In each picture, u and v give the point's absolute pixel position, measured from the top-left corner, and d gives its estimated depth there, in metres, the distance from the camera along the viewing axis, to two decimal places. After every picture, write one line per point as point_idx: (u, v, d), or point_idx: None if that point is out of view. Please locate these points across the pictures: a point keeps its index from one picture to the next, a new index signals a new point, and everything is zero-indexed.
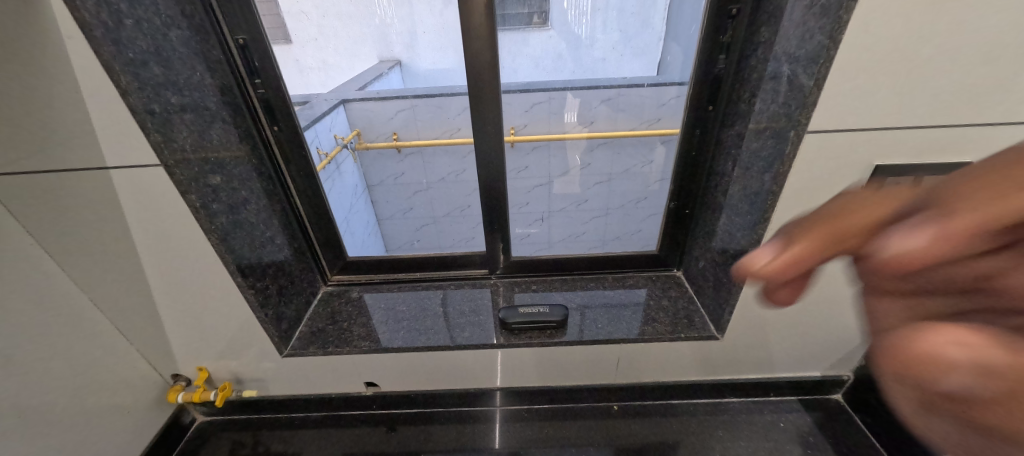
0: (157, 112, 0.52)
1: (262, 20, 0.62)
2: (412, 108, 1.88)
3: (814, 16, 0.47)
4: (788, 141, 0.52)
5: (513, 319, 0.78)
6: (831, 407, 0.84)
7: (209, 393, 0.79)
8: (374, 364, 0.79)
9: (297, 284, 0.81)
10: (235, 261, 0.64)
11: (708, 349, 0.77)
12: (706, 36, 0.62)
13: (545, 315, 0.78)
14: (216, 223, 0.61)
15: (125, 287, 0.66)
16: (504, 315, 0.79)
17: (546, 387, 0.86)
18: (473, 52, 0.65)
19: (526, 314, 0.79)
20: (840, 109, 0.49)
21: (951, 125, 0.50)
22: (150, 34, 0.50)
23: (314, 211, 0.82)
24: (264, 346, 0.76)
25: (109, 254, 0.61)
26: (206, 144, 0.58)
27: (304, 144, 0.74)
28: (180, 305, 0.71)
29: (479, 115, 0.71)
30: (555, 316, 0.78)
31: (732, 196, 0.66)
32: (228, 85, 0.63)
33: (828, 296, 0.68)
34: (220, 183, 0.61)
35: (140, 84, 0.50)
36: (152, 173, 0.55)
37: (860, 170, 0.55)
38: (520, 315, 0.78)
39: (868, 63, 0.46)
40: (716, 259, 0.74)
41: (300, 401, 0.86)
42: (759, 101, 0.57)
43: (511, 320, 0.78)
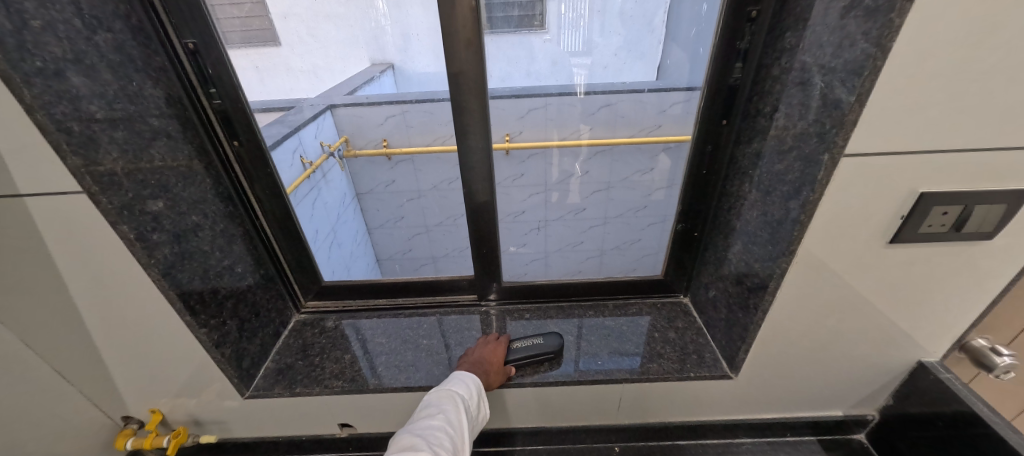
0: (76, 130, 0.44)
1: (216, 22, 0.54)
2: (403, 114, 1.73)
3: (855, 20, 0.40)
4: (821, 166, 0.45)
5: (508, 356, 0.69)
6: (855, 449, 0.77)
7: (162, 438, 0.71)
8: (349, 405, 0.71)
9: (263, 315, 0.73)
10: (182, 296, 0.56)
11: (720, 389, 0.70)
12: (722, 42, 0.54)
13: (543, 347, 0.70)
14: (158, 256, 0.53)
15: (57, 327, 0.57)
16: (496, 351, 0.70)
17: (541, 427, 0.78)
18: (456, 60, 0.57)
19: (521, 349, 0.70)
20: (883, 130, 0.42)
21: (1013, 148, 0.43)
22: (67, 38, 0.43)
23: (283, 234, 0.73)
24: (225, 386, 0.68)
25: (35, 292, 0.53)
26: (142, 164, 0.50)
27: (269, 160, 0.66)
28: (126, 344, 0.62)
29: (464, 129, 0.64)
30: (553, 347, 0.71)
31: (749, 221, 0.59)
32: (176, 96, 0.55)
33: (853, 332, 0.61)
34: (163, 209, 0.53)
35: (51, 97, 0.42)
36: (75, 201, 0.47)
37: (900, 199, 0.47)
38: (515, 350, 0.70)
39: (921, 76, 0.39)
40: (729, 290, 0.66)
41: (268, 443, 0.78)
42: (786, 117, 0.50)
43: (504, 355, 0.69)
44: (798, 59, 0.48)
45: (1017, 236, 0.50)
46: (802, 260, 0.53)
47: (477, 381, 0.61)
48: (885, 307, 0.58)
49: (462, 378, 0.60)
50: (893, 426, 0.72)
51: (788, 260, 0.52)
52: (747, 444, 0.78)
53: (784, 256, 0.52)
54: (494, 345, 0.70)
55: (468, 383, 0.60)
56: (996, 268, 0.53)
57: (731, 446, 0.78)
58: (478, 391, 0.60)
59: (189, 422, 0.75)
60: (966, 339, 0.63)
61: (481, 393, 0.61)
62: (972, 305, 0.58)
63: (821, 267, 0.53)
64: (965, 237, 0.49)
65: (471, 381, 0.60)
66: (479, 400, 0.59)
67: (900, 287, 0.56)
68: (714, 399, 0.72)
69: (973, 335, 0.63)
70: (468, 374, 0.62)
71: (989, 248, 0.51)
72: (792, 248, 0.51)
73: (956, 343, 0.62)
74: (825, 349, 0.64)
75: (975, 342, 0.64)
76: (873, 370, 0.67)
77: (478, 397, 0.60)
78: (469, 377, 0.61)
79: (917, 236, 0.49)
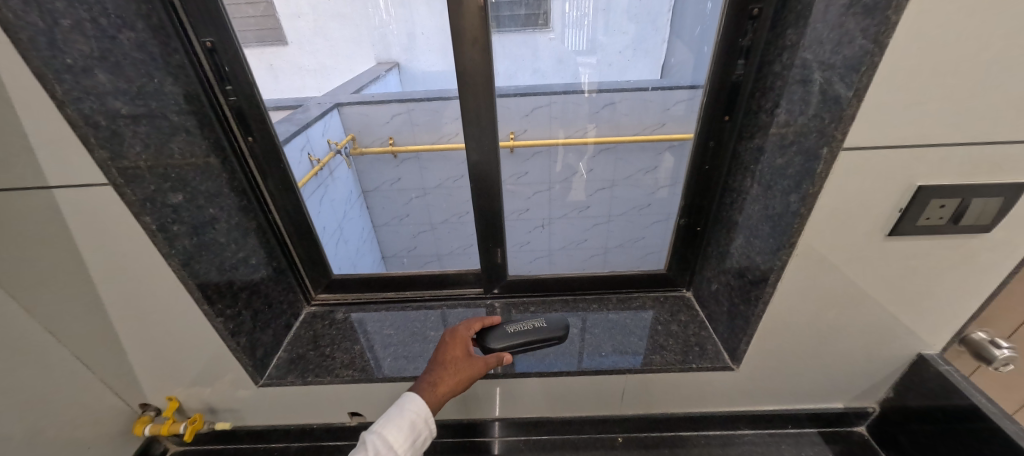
0: (102, 125, 0.46)
1: (232, 22, 0.56)
2: (408, 112, 1.75)
3: (853, 17, 0.41)
4: (820, 159, 0.46)
5: (499, 342, 0.63)
6: (855, 441, 0.78)
7: (179, 425, 0.74)
8: (358, 394, 0.73)
9: (275, 307, 0.75)
10: (200, 286, 0.58)
11: (722, 381, 0.71)
12: (724, 40, 0.55)
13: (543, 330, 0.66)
14: (177, 247, 0.55)
15: (79, 315, 0.60)
16: (485, 336, 0.64)
17: (545, 417, 0.80)
18: (464, 57, 0.59)
19: (517, 332, 0.65)
20: (882, 124, 0.43)
21: (1009, 142, 0.43)
22: (95, 36, 0.45)
23: (294, 228, 0.75)
24: (239, 375, 0.70)
25: (61, 281, 0.56)
26: (164, 158, 0.52)
27: (282, 155, 0.68)
28: (144, 334, 0.65)
29: (471, 125, 0.65)
30: (556, 331, 0.67)
31: (751, 215, 0.60)
32: (194, 93, 0.57)
33: (853, 324, 0.62)
34: (182, 201, 0.55)
35: (80, 93, 0.44)
36: (100, 193, 0.49)
37: (899, 192, 0.48)
38: (509, 333, 0.64)
39: (918, 72, 0.40)
40: (731, 283, 0.67)
41: (280, 432, 0.80)
42: (787, 113, 0.51)
43: (489, 343, 0.63)
44: (798, 56, 0.49)
45: (1015, 229, 0.50)
46: (802, 253, 0.54)
47: (414, 408, 0.53)
48: (885, 299, 0.59)
49: (394, 412, 0.53)
50: (894, 418, 0.73)
51: (789, 252, 0.54)
52: (749, 436, 0.80)
53: (784, 249, 0.53)
54: (457, 341, 0.61)
55: (396, 420, 0.52)
56: (994, 261, 0.54)
57: (732, 437, 0.80)
58: (411, 426, 0.53)
59: (204, 409, 0.77)
60: (966, 331, 0.64)
61: (420, 420, 0.53)
62: (972, 298, 0.58)
63: (821, 259, 0.55)
64: (963, 230, 0.50)
65: (402, 417, 0.53)
66: (414, 433, 0.53)
67: (900, 280, 0.57)
68: (716, 391, 0.73)
69: (972, 328, 0.64)
70: (406, 398, 0.54)
71: (987, 240, 0.52)
72: (793, 241, 0.52)
73: (956, 335, 0.63)
74: (825, 341, 0.65)
75: (974, 335, 0.64)
76: (874, 363, 0.68)
77: (413, 428, 0.53)
78: (403, 407, 0.54)
79: (916, 229, 0.51)
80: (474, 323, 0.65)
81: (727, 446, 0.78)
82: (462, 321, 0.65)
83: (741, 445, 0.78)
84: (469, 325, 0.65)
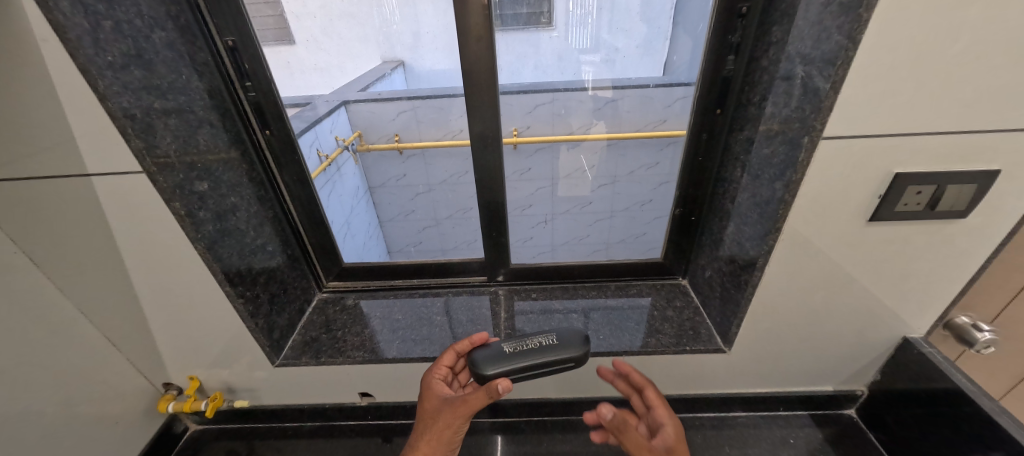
0: (138, 117, 0.50)
1: (252, 21, 0.60)
2: (413, 110, 1.80)
3: (831, 15, 0.44)
4: (802, 148, 0.49)
5: (492, 368, 0.59)
6: (845, 423, 0.81)
7: (200, 403, 0.78)
8: (369, 375, 0.77)
9: (290, 292, 0.79)
10: (223, 270, 0.63)
11: (714, 363, 0.74)
12: (715, 36, 0.58)
13: (547, 350, 0.60)
14: (203, 231, 0.59)
15: (111, 296, 0.64)
16: (475, 362, 0.60)
17: (546, 399, 0.84)
18: (469, 53, 0.62)
19: (517, 354, 0.60)
20: (859, 115, 0.46)
21: (980, 130, 0.46)
22: (131, 36, 0.49)
23: (307, 218, 0.79)
24: (257, 355, 0.74)
25: (95, 264, 0.60)
26: (192, 149, 0.56)
27: (297, 148, 0.72)
28: (170, 316, 0.69)
29: (475, 119, 0.69)
30: (560, 350, 0.60)
31: (742, 203, 0.64)
32: (217, 88, 0.61)
33: (838, 308, 0.65)
34: (207, 190, 0.59)
35: (119, 88, 0.48)
36: (135, 181, 0.53)
37: (878, 179, 0.51)
38: (504, 357, 0.59)
39: (891, 65, 0.43)
40: (723, 269, 0.71)
41: (294, 411, 0.85)
42: (772, 105, 0.54)
43: (482, 372, 0.59)
44: (783, 51, 0.52)
45: (991, 215, 0.53)
46: (788, 238, 0.57)
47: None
48: (869, 283, 0.62)
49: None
50: (881, 400, 0.76)
51: (775, 237, 0.57)
52: (742, 417, 0.83)
53: (771, 234, 0.57)
54: (431, 389, 0.60)
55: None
56: (973, 245, 0.57)
57: (726, 419, 0.83)
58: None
59: (224, 389, 0.82)
60: (950, 315, 0.67)
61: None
62: (953, 282, 0.61)
63: (806, 244, 0.58)
64: (940, 215, 0.53)
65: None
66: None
67: (883, 264, 0.60)
68: (709, 373, 0.77)
69: (956, 312, 0.67)
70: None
71: (964, 225, 0.55)
72: (778, 226, 0.56)
73: (940, 319, 0.66)
74: (812, 324, 0.68)
75: (958, 319, 0.67)
76: (861, 346, 0.71)
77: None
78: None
79: (895, 214, 0.54)
80: (449, 358, 0.63)
81: (721, 428, 0.82)
82: (435, 362, 0.63)
83: (733, 426, 0.82)
84: (443, 362, 0.63)
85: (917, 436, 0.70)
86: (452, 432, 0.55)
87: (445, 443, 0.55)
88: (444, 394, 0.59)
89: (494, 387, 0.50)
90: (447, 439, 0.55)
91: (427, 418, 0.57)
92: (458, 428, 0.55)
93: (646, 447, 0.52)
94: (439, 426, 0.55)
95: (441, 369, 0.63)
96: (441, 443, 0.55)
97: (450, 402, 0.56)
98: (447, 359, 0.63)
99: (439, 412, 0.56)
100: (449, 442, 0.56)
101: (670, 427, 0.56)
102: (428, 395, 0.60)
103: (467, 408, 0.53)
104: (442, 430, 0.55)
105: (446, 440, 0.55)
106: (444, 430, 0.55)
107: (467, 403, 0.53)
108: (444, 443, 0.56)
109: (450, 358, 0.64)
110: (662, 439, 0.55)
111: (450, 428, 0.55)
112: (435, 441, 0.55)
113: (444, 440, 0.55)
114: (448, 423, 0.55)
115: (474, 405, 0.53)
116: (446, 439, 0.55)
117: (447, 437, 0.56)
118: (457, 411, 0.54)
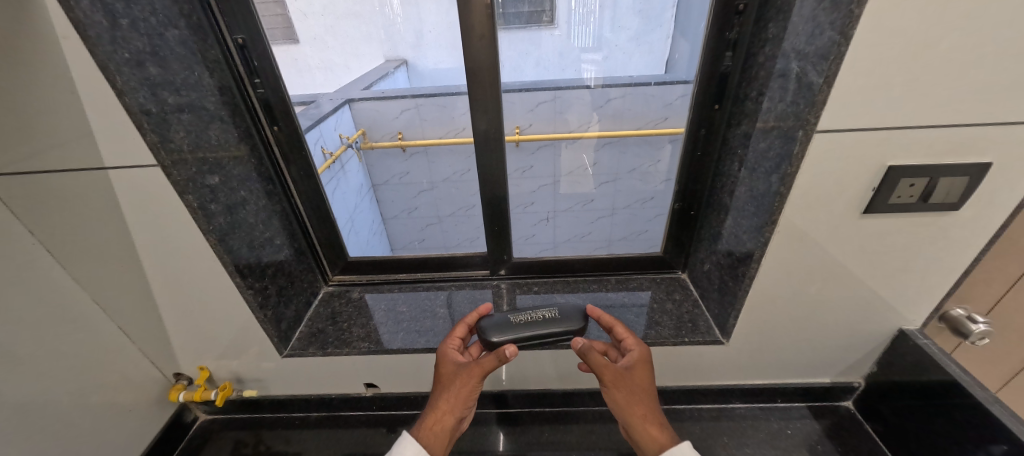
0: (153, 112, 0.51)
1: (261, 20, 0.62)
2: (416, 108, 1.82)
3: (824, 11, 0.45)
4: (797, 141, 0.51)
5: (500, 334, 0.64)
6: (842, 415, 0.82)
7: (210, 392, 0.80)
8: (374, 365, 0.79)
9: (297, 285, 0.81)
10: (233, 261, 0.64)
11: (712, 354, 0.76)
12: (712, 33, 0.60)
13: (550, 323, 0.65)
14: (214, 224, 0.61)
15: (124, 287, 0.66)
16: (484, 328, 0.65)
17: (548, 390, 0.85)
18: (472, 50, 0.63)
19: (522, 323, 0.65)
20: (852, 109, 0.47)
21: (970, 124, 0.47)
22: (147, 34, 0.51)
23: (314, 212, 0.81)
24: (265, 346, 0.76)
25: (109, 255, 0.62)
26: (204, 144, 0.58)
27: (304, 144, 0.74)
28: (181, 306, 0.71)
29: (478, 114, 0.70)
30: (563, 325, 0.65)
31: (739, 197, 0.65)
32: (227, 85, 0.63)
33: (834, 300, 0.67)
34: (218, 183, 0.61)
35: (136, 84, 0.50)
36: (150, 174, 0.55)
37: (871, 172, 0.53)
38: (511, 325, 0.65)
39: (882, 59, 0.44)
40: (722, 262, 0.72)
41: (301, 401, 0.87)
42: (769, 100, 0.56)
43: (490, 337, 0.64)
44: (779, 47, 0.54)
45: (983, 207, 0.54)
46: (784, 230, 0.58)
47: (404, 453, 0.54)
48: (864, 276, 0.63)
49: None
50: (877, 392, 0.77)
51: (771, 230, 0.58)
52: (740, 409, 0.85)
53: (767, 226, 0.58)
54: (447, 357, 0.62)
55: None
56: (967, 238, 0.58)
57: (724, 410, 0.85)
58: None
59: (232, 379, 0.84)
60: (946, 308, 0.67)
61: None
62: (947, 274, 0.62)
63: (802, 236, 0.59)
64: (934, 207, 0.54)
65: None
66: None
67: (877, 257, 0.61)
68: (707, 364, 0.78)
69: (951, 305, 0.68)
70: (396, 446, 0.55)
71: (957, 218, 0.56)
72: (774, 218, 0.57)
73: (935, 311, 0.67)
74: (809, 316, 0.69)
75: (953, 312, 0.68)
76: (857, 337, 0.72)
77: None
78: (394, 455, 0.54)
79: (888, 206, 0.55)
80: (462, 331, 0.66)
81: (719, 419, 0.84)
82: (449, 334, 0.66)
83: (732, 417, 0.84)
84: (457, 334, 0.66)
85: (911, 426, 0.71)
86: (472, 391, 0.59)
87: (466, 403, 0.59)
88: (459, 360, 0.62)
89: (501, 351, 0.57)
90: (467, 399, 0.59)
91: (446, 382, 0.60)
92: (475, 390, 0.59)
93: (607, 368, 0.57)
94: (459, 386, 0.59)
95: (454, 340, 0.65)
96: (462, 402, 0.58)
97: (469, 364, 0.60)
98: (460, 331, 0.66)
99: (456, 375, 0.60)
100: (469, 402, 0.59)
101: (635, 350, 0.62)
102: (444, 363, 0.62)
103: (485, 367, 0.58)
104: (463, 390, 0.58)
105: (467, 400, 0.59)
106: (465, 390, 0.58)
107: (486, 363, 0.58)
108: (464, 404, 0.59)
109: (462, 330, 0.67)
110: (626, 359, 0.61)
111: (470, 387, 0.59)
112: (456, 401, 0.58)
113: (465, 399, 0.59)
114: (469, 382, 0.59)
115: (491, 365, 0.58)
116: (466, 399, 0.59)
117: (468, 397, 0.59)
118: (476, 371, 0.58)
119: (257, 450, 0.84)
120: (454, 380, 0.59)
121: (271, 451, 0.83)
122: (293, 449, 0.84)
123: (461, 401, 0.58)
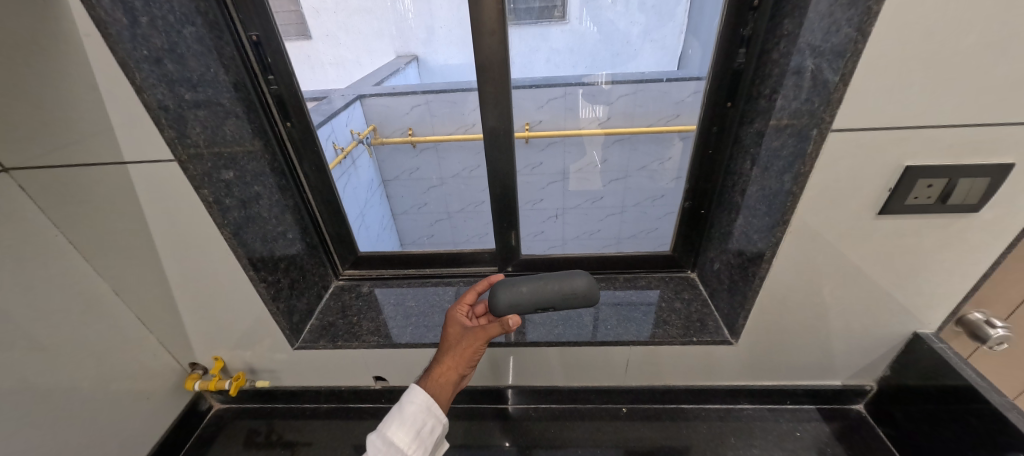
0: (170, 108, 0.53)
1: (273, 17, 0.63)
2: (426, 104, 1.85)
3: (841, 8, 0.44)
4: (810, 140, 0.50)
5: (506, 299, 0.60)
6: (853, 418, 0.81)
7: (225, 382, 0.82)
8: (383, 358, 0.80)
9: (309, 278, 0.83)
10: (246, 254, 0.66)
11: (721, 355, 0.76)
12: (726, 30, 0.59)
13: (567, 302, 0.61)
14: (228, 217, 0.62)
15: (142, 277, 0.68)
16: (491, 292, 0.62)
17: (555, 387, 0.86)
18: (482, 46, 0.63)
19: (539, 302, 0.61)
20: (866, 109, 0.46)
21: (990, 123, 0.46)
22: (164, 32, 0.52)
23: (325, 205, 0.82)
24: (276, 337, 0.78)
25: (125, 247, 0.64)
26: (218, 139, 0.59)
27: (315, 139, 0.75)
28: (195, 296, 0.73)
29: (486, 111, 0.70)
30: (581, 303, 0.61)
31: (750, 196, 0.65)
32: (242, 82, 0.63)
33: (848, 302, 0.65)
34: (232, 178, 0.62)
35: (154, 81, 0.51)
36: (168, 168, 0.57)
37: (888, 174, 0.52)
38: (527, 304, 0.60)
39: (898, 58, 0.43)
40: (732, 262, 0.72)
41: (311, 393, 0.89)
42: (782, 97, 0.55)
43: (502, 315, 0.61)
44: (794, 44, 0.53)
45: (1003, 207, 0.52)
46: (795, 230, 0.58)
47: (413, 401, 0.53)
48: (878, 278, 0.62)
49: (395, 411, 0.53)
50: (889, 395, 0.75)
51: (783, 230, 0.58)
52: (748, 410, 0.85)
53: (777, 226, 0.58)
54: (459, 325, 0.60)
55: (398, 417, 0.52)
56: (985, 241, 0.56)
57: (732, 410, 0.85)
58: (416, 419, 0.52)
59: (246, 369, 0.86)
60: (962, 312, 0.65)
61: (423, 411, 0.53)
62: (965, 277, 0.60)
63: (814, 237, 0.58)
64: (951, 209, 0.53)
65: (401, 413, 0.52)
66: (420, 426, 0.52)
67: (891, 258, 0.60)
68: (715, 365, 0.78)
69: (968, 308, 0.66)
70: (407, 394, 0.54)
71: (975, 220, 0.54)
72: (786, 218, 0.57)
73: (952, 315, 0.65)
74: (821, 317, 0.68)
75: (971, 316, 0.66)
76: (869, 341, 0.71)
77: (417, 420, 0.52)
78: (405, 403, 0.53)
79: (904, 207, 0.54)
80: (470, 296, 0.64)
81: (726, 419, 0.83)
82: (459, 300, 0.64)
83: (739, 418, 0.83)
84: (464, 301, 0.64)
85: (924, 431, 0.69)
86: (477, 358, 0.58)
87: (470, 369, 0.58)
88: (465, 322, 0.60)
89: (507, 321, 0.54)
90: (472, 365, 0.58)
91: (451, 347, 0.58)
92: (480, 352, 0.58)
93: None
94: (464, 352, 0.57)
95: (463, 307, 0.64)
96: (464, 366, 0.57)
97: (473, 330, 0.58)
98: (469, 297, 0.64)
99: (463, 337, 0.58)
100: (472, 368, 0.59)
101: None
102: (451, 326, 0.61)
103: (491, 331, 0.56)
104: (466, 355, 0.57)
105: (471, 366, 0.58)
106: (471, 357, 0.57)
107: (491, 328, 0.56)
108: (466, 370, 0.58)
109: (472, 296, 0.65)
110: None
111: (475, 352, 0.57)
112: (457, 364, 0.57)
113: (467, 366, 0.58)
114: (475, 348, 0.57)
115: (496, 330, 0.56)
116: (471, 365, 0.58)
117: (471, 363, 0.58)
118: (483, 335, 0.56)
119: (269, 438, 0.86)
120: (458, 345, 0.57)
121: (282, 441, 0.85)
122: (304, 439, 0.85)
123: (463, 367, 0.57)
